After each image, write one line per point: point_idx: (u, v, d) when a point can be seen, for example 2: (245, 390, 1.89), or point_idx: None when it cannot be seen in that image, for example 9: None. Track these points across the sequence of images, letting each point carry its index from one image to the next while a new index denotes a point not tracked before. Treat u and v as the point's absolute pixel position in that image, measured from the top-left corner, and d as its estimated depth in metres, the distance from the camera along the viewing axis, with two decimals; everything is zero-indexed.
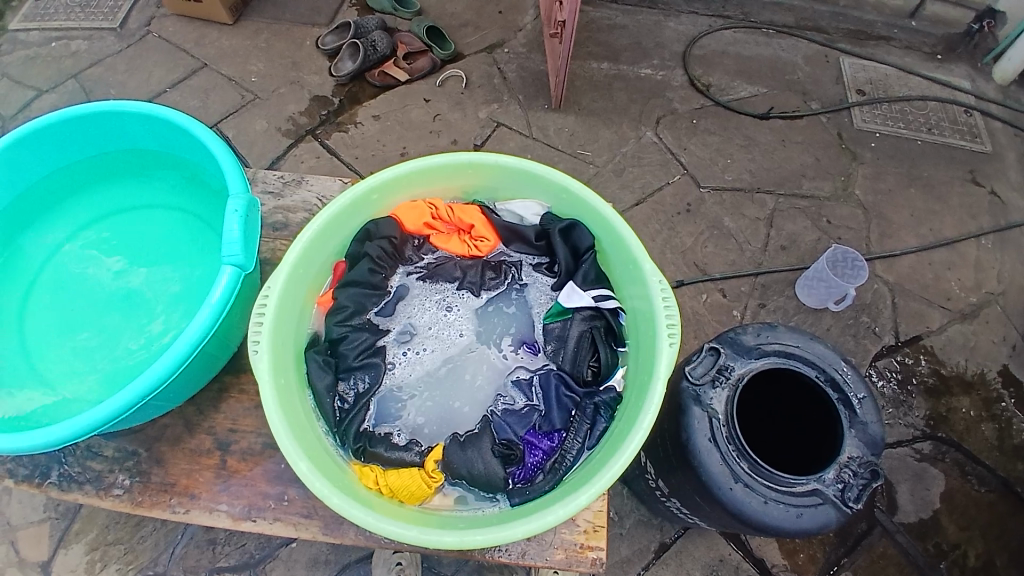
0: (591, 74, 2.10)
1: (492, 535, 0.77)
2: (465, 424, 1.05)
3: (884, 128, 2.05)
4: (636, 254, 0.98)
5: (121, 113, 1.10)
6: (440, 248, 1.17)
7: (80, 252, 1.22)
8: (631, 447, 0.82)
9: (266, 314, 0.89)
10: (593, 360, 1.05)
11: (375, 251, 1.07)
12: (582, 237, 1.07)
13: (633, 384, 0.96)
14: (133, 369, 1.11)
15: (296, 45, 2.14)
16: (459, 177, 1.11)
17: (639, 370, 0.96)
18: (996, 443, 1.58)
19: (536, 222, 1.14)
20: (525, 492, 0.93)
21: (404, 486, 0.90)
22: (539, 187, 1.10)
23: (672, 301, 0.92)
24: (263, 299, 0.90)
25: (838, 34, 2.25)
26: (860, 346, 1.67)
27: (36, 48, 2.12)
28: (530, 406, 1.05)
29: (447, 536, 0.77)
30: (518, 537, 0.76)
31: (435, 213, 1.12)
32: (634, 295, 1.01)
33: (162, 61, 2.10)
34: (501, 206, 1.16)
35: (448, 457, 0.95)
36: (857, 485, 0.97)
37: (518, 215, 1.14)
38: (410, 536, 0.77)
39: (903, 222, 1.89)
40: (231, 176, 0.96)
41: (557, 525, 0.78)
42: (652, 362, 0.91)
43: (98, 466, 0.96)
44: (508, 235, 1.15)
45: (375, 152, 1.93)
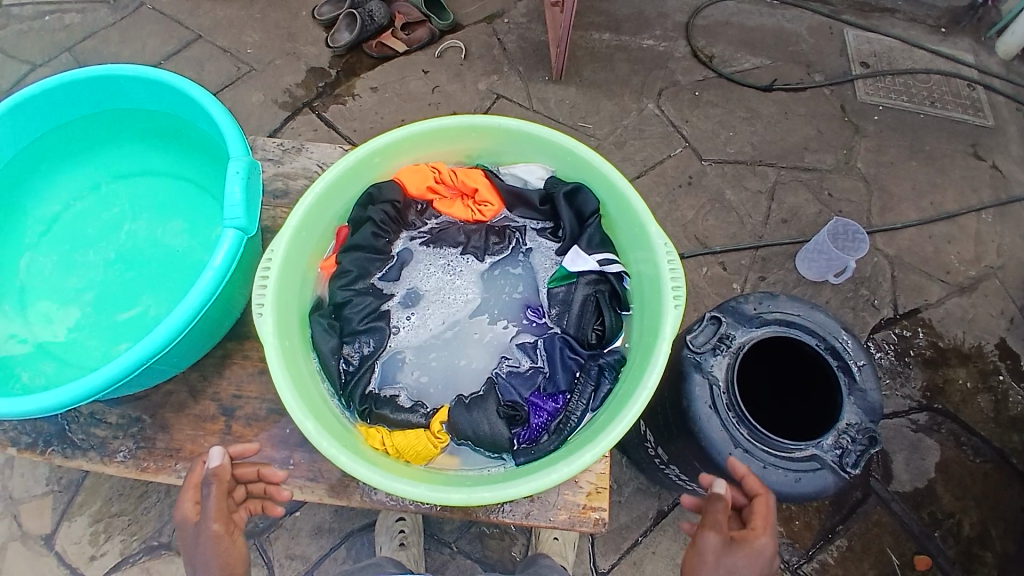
0: (593, 45, 2.06)
1: (495, 493, 0.78)
2: (470, 386, 1.06)
3: (887, 100, 2.03)
4: (641, 218, 0.97)
5: (118, 76, 1.08)
6: (443, 213, 1.16)
7: (80, 218, 1.22)
8: (635, 406, 0.83)
9: (270, 276, 0.89)
10: (597, 324, 1.05)
11: (379, 215, 1.06)
12: (586, 201, 1.07)
13: (637, 348, 0.96)
14: (134, 334, 1.11)
15: (292, 15, 2.10)
16: (461, 141, 1.10)
17: (643, 333, 0.96)
18: (993, 415, 1.59)
19: (541, 186, 1.14)
20: (530, 452, 0.94)
21: (410, 446, 0.92)
22: (543, 151, 1.09)
23: (677, 263, 0.93)
24: (267, 260, 0.90)
25: (843, 5, 2.21)
26: (859, 319, 1.68)
27: (28, 20, 2.08)
28: (535, 368, 1.06)
29: (454, 492, 0.78)
30: (524, 493, 0.78)
31: (438, 176, 1.12)
32: (640, 260, 1.01)
33: (156, 32, 2.06)
34: (505, 170, 1.15)
35: (453, 418, 0.95)
36: (855, 451, 0.98)
37: (522, 179, 1.14)
38: (417, 493, 0.78)
39: (904, 195, 1.88)
40: (230, 139, 0.94)
41: (562, 482, 0.79)
42: (657, 324, 0.91)
43: (102, 432, 0.96)
44: (512, 199, 1.14)
45: (373, 125, 1.92)
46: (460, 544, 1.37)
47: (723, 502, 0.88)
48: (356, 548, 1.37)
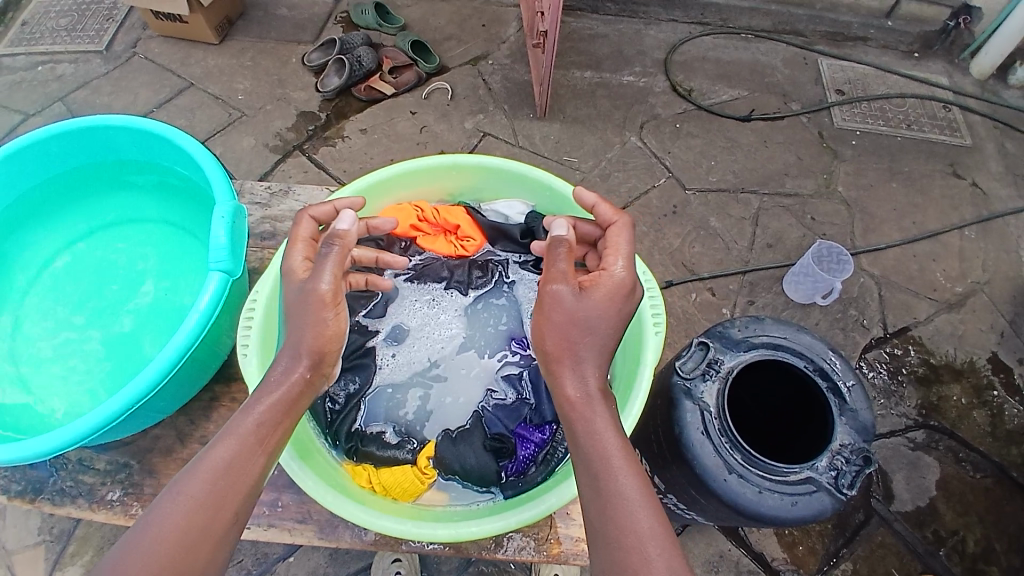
0: (574, 82, 2.13)
1: (483, 526, 0.79)
2: (456, 420, 1.05)
3: (863, 125, 2.09)
4: None
5: (109, 128, 1.10)
6: (427, 250, 1.17)
7: (72, 263, 1.23)
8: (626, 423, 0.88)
9: (255, 317, 0.91)
10: None
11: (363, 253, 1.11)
12: None
13: (622, 376, 1.01)
14: (118, 379, 1.10)
15: (282, 62, 2.17)
16: (445, 179, 1.14)
17: (627, 360, 1.01)
18: (989, 430, 1.59)
19: (520, 221, 1.16)
20: (517, 485, 0.95)
21: (397, 482, 0.92)
22: (523, 187, 1.14)
23: (658, 297, 0.98)
24: (252, 302, 0.92)
25: (816, 37, 2.29)
26: (849, 340, 1.69)
27: (21, 72, 2.13)
28: (520, 400, 1.06)
29: (440, 528, 0.77)
30: (512, 526, 0.78)
31: (421, 215, 1.15)
32: None
33: (148, 82, 2.11)
34: (486, 207, 1.19)
35: (440, 453, 0.96)
36: (850, 472, 0.98)
37: (503, 214, 1.16)
38: (403, 529, 0.77)
39: (886, 216, 1.92)
40: (216, 185, 0.95)
41: (552, 512, 0.79)
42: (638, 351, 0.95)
43: (90, 479, 0.94)
44: (493, 233, 1.17)
45: (363, 165, 1.96)
46: None
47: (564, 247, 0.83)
48: None
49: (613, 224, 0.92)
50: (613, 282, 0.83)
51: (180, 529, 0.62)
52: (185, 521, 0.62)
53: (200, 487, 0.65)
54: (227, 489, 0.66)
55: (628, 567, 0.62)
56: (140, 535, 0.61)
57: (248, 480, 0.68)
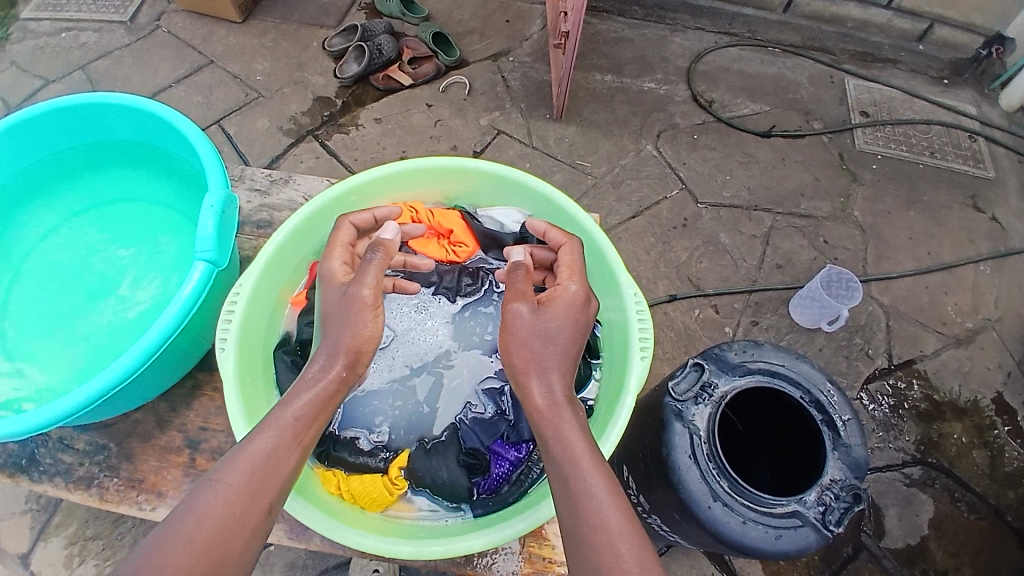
0: (594, 85, 2.10)
1: (447, 546, 0.78)
2: (432, 430, 1.05)
3: (885, 150, 2.04)
4: (613, 266, 1.00)
5: (108, 105, 1.09)
6: (418, 251, 1.17)
7: (69, 237, 1.24)
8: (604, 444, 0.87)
9: (235, 309, 0.92)
10: None
11: None
12: None
13: (604, 395, 1.00)
14: (102, 358, 1.11)
15: (302, 45, 2.16)
16: (442, 182, 1.14)
17: (611, 380, 0.99)
18: (988, 471, 1.55)
19: (515, 230, 1.14)
20: (488, 503, 0.93)
21: (366, 491, 0.91)
22: (518, 195, 1.12)
23: (646, 317, 0.95)
24: (235, 294, 0.92)
25: (844, 55, 2.25)
26: (852, 368, 1.66)
27: (45, 37, 2.14)
28: (499, 415, 1.05)
29: (401, 544, 0.78)
30: (477, 547, 0.77)
31: (415, 216, 1.12)
32: (609, 307, 1.04)
33: (169, 57, 2.11)
34: (482, 212, 1.18)
35: (413, 463, 0.97)
36: (838, 509, 0.95)
37: (499, 222, 1.15)
38: (367, 543, 0.78)
39: (901, 244, 1.87)
40: (210, 172, 0.94)
41: (518, 537, 0.78)
42: (623, 373, 0.94)
43: (68, 458, 0.94)
44: (487, 241, 1.16)
45: (374, 155, 1.94)
46: None
47: (523, 269, 0.89)
48: None
49: (564, 245, 0.96)
50: (568, 297, 0.87)
51: (221, 517, 0.63)
52: (225, 510, 0.64)
53: (239, 477, 0.67)
54: (264, 479, 0.68)
55: (600, 566, 0.60)
56: (180, 521, 0.62)
57: (285, 471, 0.71)
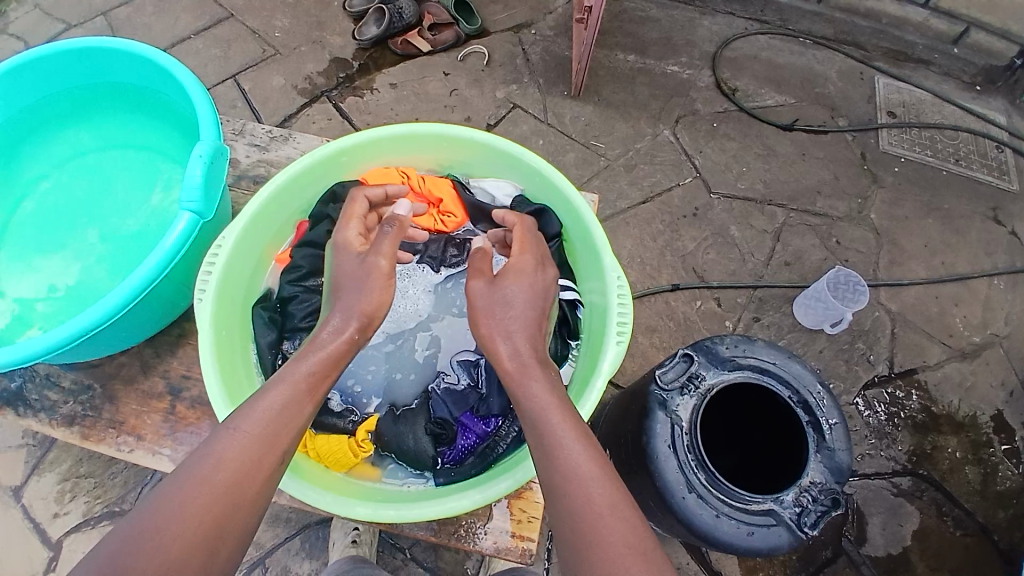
0: (616, 65, 2.05)
1: (403, 511, 0.81)
2: (404, 397, 1.09)
3: (910, 152, 1.98)
4: (599, 247, 1.00)
5: (107, 49, 1.08)
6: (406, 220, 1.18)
7: (71, 179, 1.25)
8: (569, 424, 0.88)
9: (216, 263, 0.92)
10: None
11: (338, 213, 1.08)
12: (549, 223, 1.10)
13: (578, 377, 1.00)
14: (91, 299, 1.12)
15: (323, 4, 2.12)
16: (435, 149, 1.14)
17: (586, 363, 0.99)
18: (978, 488, 1.54)
19: (507, 203, 1.16)
20: (450, 473, 0.97)
21: (330, 451, 0.95)
22: (511, 169, 1.13)
23: (628, 301, 0.94)
24: (217, 247, 0.93)
25: (876, 52, 2.16)
26: (851, 373, 1.63)
27: None
28: (471, 387, 1.06)
29: (358, 506, 0.82)
30: (430, 515, 0.81)
31: (405, 182, 1.13)
32: (593, 290, 1.04)
33: (188, 7, 2.09)
34: (474, 182, 1.19)
35: (380, 428, 0.99)
36: (815, 511, 0.95)
37: (490, 194, 1.17)
38: (322, 502, 0.82)
39: (916, 251, 1.83)
40: (204, 123, 0.93)
41: (473, 508, 0.82)
42: (599, 355, 0.93)
43: (54, 396, 0.96)
44: (475, 211, 1.16)
45: (387, 121, 1.92)
46: (414, 551, 1.35)
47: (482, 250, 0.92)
48: (310, 541, 1.36)
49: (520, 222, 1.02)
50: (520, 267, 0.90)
51: (235, 463, 0.64)
52: (240, 456, 0.64)
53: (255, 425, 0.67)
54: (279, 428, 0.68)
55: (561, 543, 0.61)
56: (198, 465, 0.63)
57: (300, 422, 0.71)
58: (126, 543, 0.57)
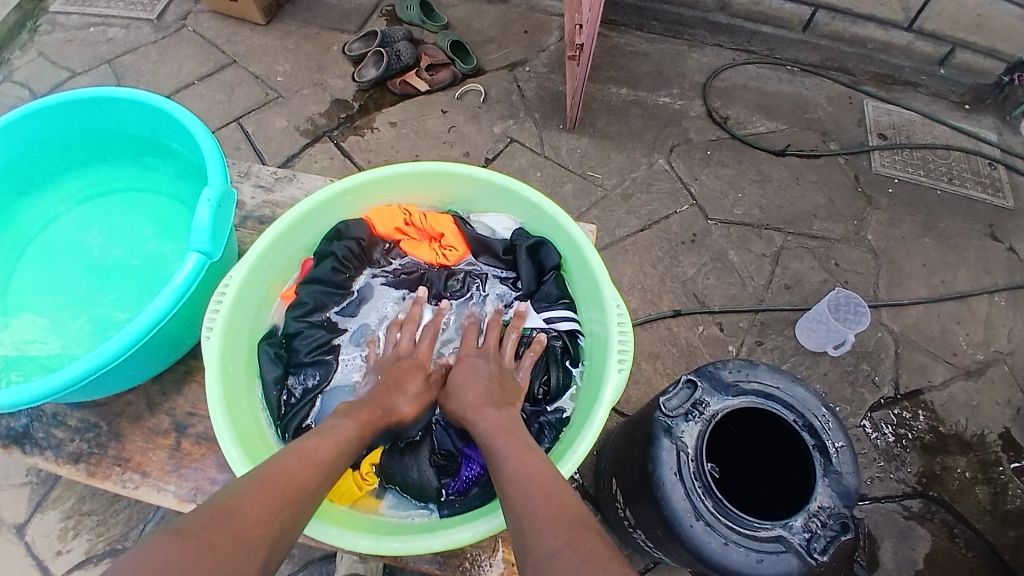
0: (609, 98, 2.11)
1: (408, 543, 0.81)
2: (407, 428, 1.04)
3: (903, 173, 2.01)
4: (598, 278, 1.02)
5: (117, 99, 1.12)
6: (409, 254, 1.21)
7: (77, 223, 1.28)
8: (575, 457, 0.87)
9: (223, 302, 0.94)
10: (543, 380, 1.10)
11: (341, 251, 1.11)
12: (548, 255, 1.13)
13: (581, 408, 1.00)
14: (96, 341, 1.14)
15: (324, 49, 2.20)
16: (435, 186, 1.17)
17: (588, 393, 1.00)
18: (990, 508, 1.51)
19: (507, 236, 1.20)
20: (456, 505, 0.99)
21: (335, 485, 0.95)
22: (512, 204, 1.16)
23: (628, 328, 0.95)
24: (224, 287, 0.95)
25: (864, 77, 2.22)
26: (857, 395, 1.62)
27: (74, 31, 2.21)
28: None
29: (361, 538, 0.82)
30: (430, 548, 0.80)
31: (408, 219, 1.17)
32: (593, 320, 1.06)
33: (193, 54, 2.17)
34: (475, 218, 1.22)
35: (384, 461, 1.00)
36: (824, 537, 0.93)
37: (490, 228, 1.20)
38: (322, 532, 0.82)
39: (914, 271, 1.84)
40: (211, 166, 0.96)
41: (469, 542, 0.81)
42: (601, 384, 0.94)
43: (61, 434, 0.96)
44: (477, 246, 1.18)
45: (387, 158, 1.97)
46: None
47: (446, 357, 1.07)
48: None
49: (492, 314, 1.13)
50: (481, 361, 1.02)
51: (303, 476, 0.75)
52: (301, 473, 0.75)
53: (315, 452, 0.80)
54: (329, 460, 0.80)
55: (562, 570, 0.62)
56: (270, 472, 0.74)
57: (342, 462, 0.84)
58: (210, 524, 0.63)
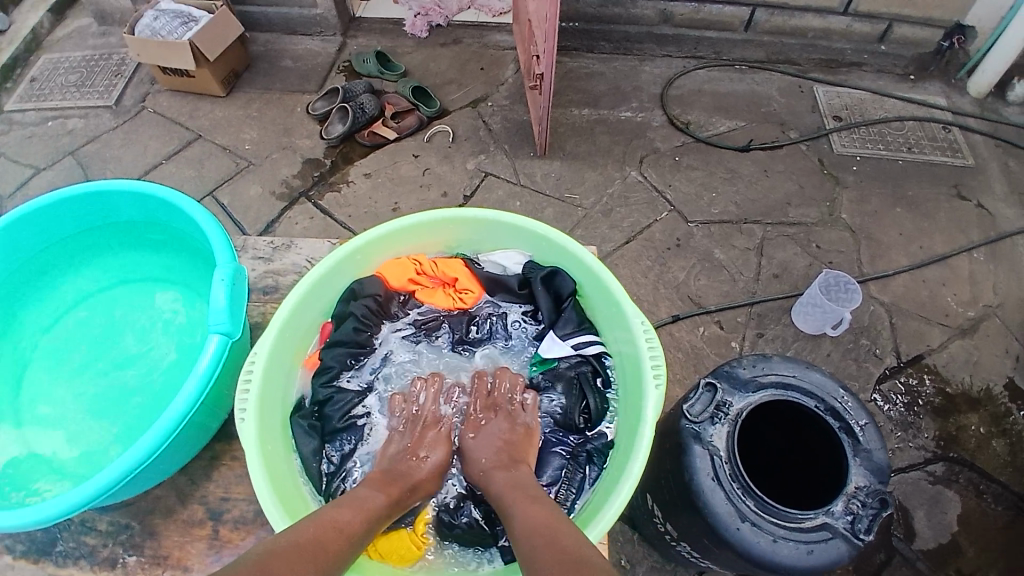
0: (573, 120, 2.17)
1: None
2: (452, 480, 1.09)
3: (863, 150, 2.10)
4: (618, 298, 1.04)
5: (110, 192, 1.13)
6: (425, 303, 1.25)
7: (79, 320, 1.28)
8: (628, 481, 0.88)
9: (252, 378, 0.93)
10: (583, 408, 1.13)
11: (360, 309, 1.13)
12: (563, 283, 1.15)
13: (624, 429, 1.02)
14: (117, 436, 1.13)
15: (288, 111, 2.22)
16: (440, 232, 1.20)
17: (628, 415, 1.01)
18: (1009, 459, 1.54)
19: (519, 271, 1.23)
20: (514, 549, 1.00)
21: (394, 549, 0.96)
22: (517, 239, 1.19)
23: (655, 341, 0.98)
24: (250, 362, 0.94)
25: (810, 64, 2.33)
26: (862, 371, 1.66)
27: (32, 127, 2.20)
28: None
29: None
30: None
31: (419, 268, 1.21)
32: (619, 339, 1.08)
33: (157, 134, 2.17)
34: (484, 257, 1.24)
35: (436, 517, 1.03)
36: (867, 516, 0.94)
37: (501, 265, 1.23)
38: None
39: (893, 241, 1.90)
40: (217, 246, 0.97)
41: None
42: (641, 403, 0.96)
43: (92, 541, 0.94)
44: (491, 284, 1.23)
45: (367, 209, 1.98)
46: None
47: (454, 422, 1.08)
48: None
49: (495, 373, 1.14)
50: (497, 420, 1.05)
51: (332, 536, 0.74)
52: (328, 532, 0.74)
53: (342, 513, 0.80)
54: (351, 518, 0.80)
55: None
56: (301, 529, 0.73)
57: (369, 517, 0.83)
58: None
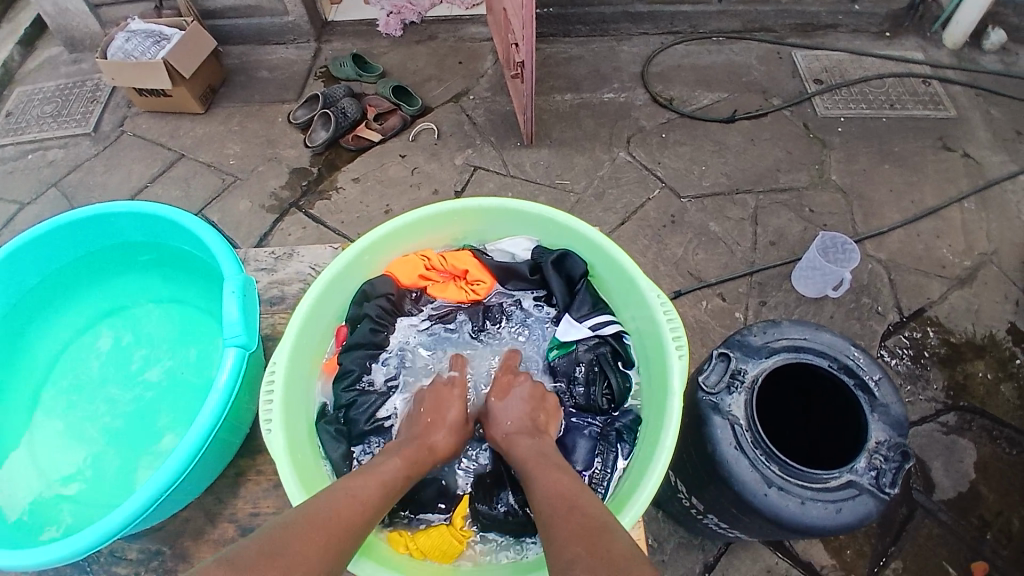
0: (557, 106, 2.16)
1: None
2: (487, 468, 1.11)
3: (847, 111, 2.10)
4: (633, 275, 1.06)
5: (111, 215, 1.15)
6: (438, 297, 1.25)
7: (87, 347, 1.28)
8: (665, 450, 0.89)
9: (275, 387, 0.93)
10: (606, 389, 1.13)
11: (375, 310, 1.14)
12: (574, 265, 1.16)
13: (651, 405, 1.03)
14: (140, 457, 1.15)
15: (269, 122, 2.20)
16: (445, 226, 1.20)
17: (654, 390, 1.03)
18: (1018, 402, 1.56)
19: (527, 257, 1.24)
20: None
21: (435, 545, 0.97)
22: (524, 226, 1.20)
23: (674, 314, 1.01)
24: (272, 372, 0.94)
25: (786, 30, 2.33)
26: (867, 329, 1.67)
27: (12, 161, 2.17)
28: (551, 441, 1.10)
29: None
30: None
31: (428, 264, 1.21)
32: (637, 316, 1.10)
33: (140, 157, 2.15)
34: (491, 246, 1.25)
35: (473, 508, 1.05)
36: (891, 470, 0.96)
37: (509, 253, 1.24)
38: None
39: (884, 199, 1.92)
40: (223, 259, 0.97)
41: None
42: (667, 374, 0.98)
43: (122, 569, 0.97)
44: (502, 273, 1.23)
45: (359, 214, 1.96)
46: None
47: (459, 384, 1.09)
48: None
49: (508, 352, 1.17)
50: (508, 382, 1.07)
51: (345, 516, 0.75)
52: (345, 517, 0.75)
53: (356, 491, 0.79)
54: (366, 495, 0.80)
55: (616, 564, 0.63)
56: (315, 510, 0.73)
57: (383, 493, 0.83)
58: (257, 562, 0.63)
